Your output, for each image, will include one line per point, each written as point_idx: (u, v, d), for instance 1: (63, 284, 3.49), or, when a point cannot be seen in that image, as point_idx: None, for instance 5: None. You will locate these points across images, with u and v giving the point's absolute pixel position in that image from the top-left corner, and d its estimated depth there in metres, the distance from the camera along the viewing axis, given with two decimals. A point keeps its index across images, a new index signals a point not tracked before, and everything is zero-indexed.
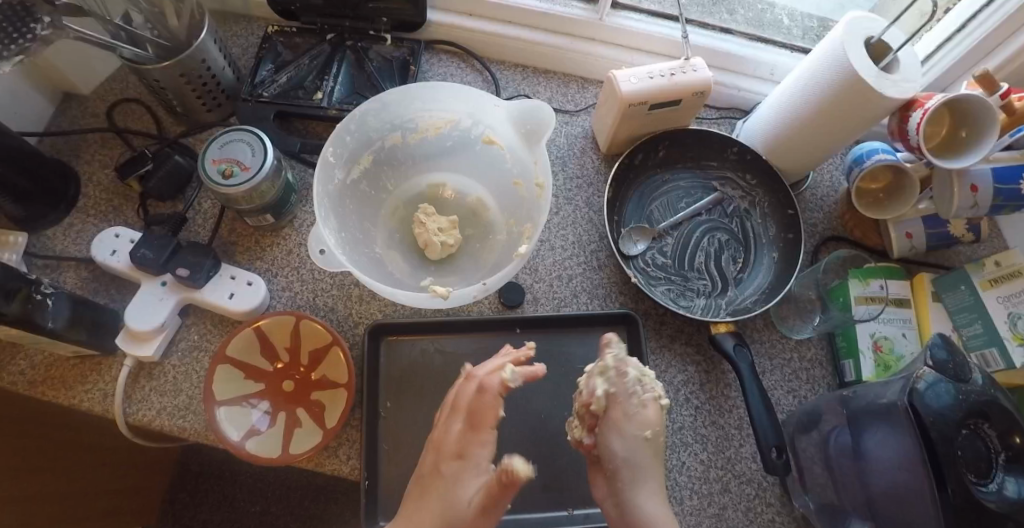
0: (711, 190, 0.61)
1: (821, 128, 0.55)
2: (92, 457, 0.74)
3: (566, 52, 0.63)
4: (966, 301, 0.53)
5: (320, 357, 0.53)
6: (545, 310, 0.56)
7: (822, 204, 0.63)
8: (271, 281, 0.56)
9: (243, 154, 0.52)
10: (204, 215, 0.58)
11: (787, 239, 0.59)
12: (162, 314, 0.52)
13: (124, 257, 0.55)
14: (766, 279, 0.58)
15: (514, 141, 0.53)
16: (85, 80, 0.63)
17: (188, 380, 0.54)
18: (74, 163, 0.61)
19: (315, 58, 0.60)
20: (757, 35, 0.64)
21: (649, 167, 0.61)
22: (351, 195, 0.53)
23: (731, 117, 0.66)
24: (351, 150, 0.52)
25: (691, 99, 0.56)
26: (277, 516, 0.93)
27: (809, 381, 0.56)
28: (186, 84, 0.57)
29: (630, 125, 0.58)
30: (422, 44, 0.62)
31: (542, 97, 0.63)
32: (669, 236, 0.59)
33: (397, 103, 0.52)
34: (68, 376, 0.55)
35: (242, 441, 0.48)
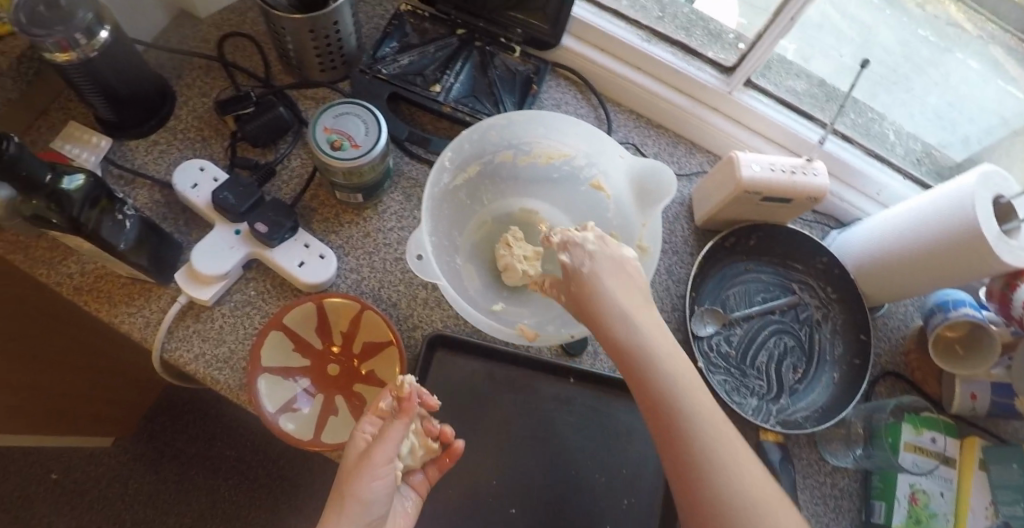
0: (790, 292, 0.60)
1: (917, 269, 0.54)
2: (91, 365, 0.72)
3: (689, 115, 0.60)
4: (1015, 478, 0.52)
5: (372, 350, 0.52)
6: (602, 367, 0.56)
7: (891, 337, 0.63)
8: (341, 259, 0.54)
9: (356, 130, 0.50)
10: (292, 173, 0.57)
11: (852, 365, 0.58)
12: (228, 264, 0.51)
13: (204, 194, 0.53)
14: (821, 398, 0.58)
15: (626, 195, 0.52)
16: (206, 5, 0.61)
17: (234, 333, 0.52)
18: (173, 81, 0.60)
19: (441, 49, 0.58)
20: (872, 150, 0.63)
21: (737, 253, 0.60)
22: (449, 201, 0.52)
23: (826, 224, 0.65)
24: (463, 158, 0.51)
25: (802, 201, 0.55)
26: (250, 468, 0.91)
27: (836, 511, 0.56)
28: (311, 39, 0.54)
29: (733, 207, 0.56)
30: (547, 66, 0.60)
31: (648, 151, 0.61)
32: (739, 327, 0.58)
33: (521, 124, 0.50)
34: (115, 293, 0.53)
35: (277, 415, 0.47)
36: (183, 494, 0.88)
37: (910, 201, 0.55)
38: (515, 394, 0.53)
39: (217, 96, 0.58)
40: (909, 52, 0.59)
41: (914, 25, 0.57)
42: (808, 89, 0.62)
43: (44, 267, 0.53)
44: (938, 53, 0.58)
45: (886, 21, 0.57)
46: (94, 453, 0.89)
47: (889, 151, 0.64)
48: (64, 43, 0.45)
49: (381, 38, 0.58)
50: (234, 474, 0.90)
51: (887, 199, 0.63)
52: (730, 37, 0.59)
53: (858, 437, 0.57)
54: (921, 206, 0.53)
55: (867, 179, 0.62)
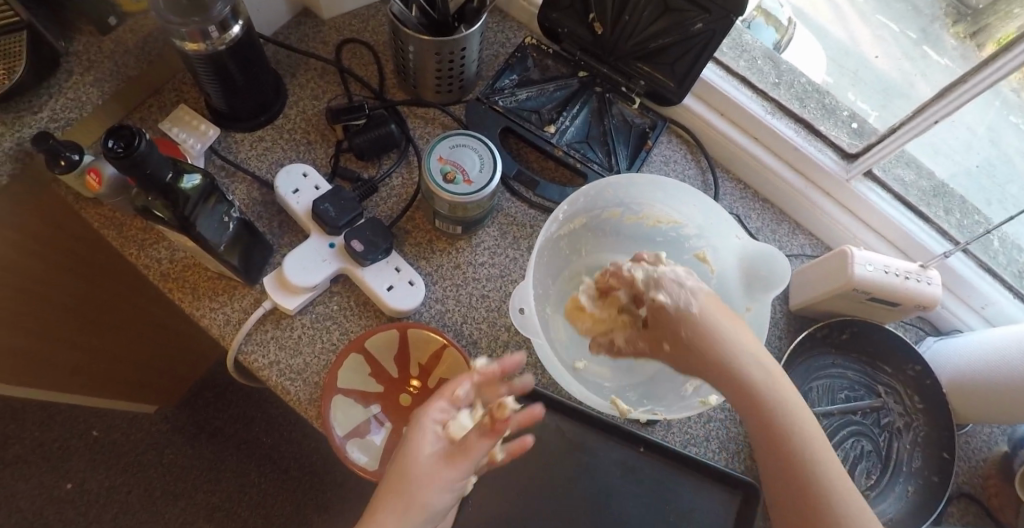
0: (875, 394, 0.58)
1: (1019, 400, 0.51)
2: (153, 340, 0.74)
3: (798, 194, 0.59)
4: None
5: (447, 387, 0.50)
6: (673, 442, 0.53)
7: (969, 456, 0.60)
8: (428, 288, 0.54)
9: (470, 165, 0.49)
10: (392, 192, 0.56)
11: (930, 481, 0.55)
12: (318, 277, 0.50)
13: (304, 201, 0.53)
14: (894, 511, 0.54)
15: (732, 272, 0.49)
16: (330, 7, 0.61)
17: (311, 346, 0.52)
18: (287, 79, 0.59)
19: (561, 89, 0.58)
20: (988, 266, 0.61)
21: (826, 344, 0.58)
22: (550, 250, 0.51)
23: (922, 328, 0.63)
24: (574, 210, 0.50)
25: (909, 307, 0.53)
26: (282, 457, 0.93)
27: None
28: (435, 61, 0.54)
29: (835, 302, 0.54)
30: (664, 122, 0.60)
31: (752, 225, 0.60)
32: (818, 422, 0.56)
33: (641, 186, 0.49)
34: (200, 286, 0.53)
35: (344, 441, 0.46)
36: (215, 473, 0.92)
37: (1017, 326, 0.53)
38: (582, 455, 0.52)
39: (330, 103, 0.58)
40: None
41: (1008, 112, 0.52)
42: (916, 180, 0.61)
43: (134, 249, 0.53)
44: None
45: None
46: (136, 417, 0.93)
47: (989, 257, 0.61)
48: (196, 33, 0.45)
49: (500, 70, 0.58)
50: (265, 462, 0.93)
51: (991, 315, 0.59)
52: (844, 115, 0.61)
53: None
54: None
55: (971, 291, 0.60)
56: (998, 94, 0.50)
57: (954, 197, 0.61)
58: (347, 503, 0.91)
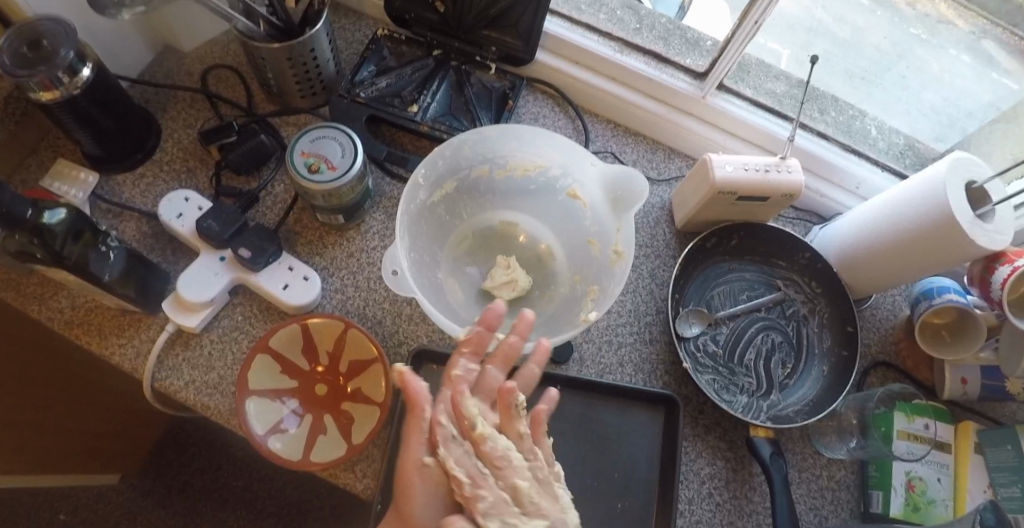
0: (775, 289, 0.61)
1: (904, 262, 0.54)
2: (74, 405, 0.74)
3: (662, 120, 0.63)
4: (1011, 460, 0.53)
5: (357, 369, 0.52)
6: (589, 373, 0.55)
7: (879, 327, 0.63)
8: (326, 280, 0.56)
9: (333, 153, 0.51)
10: (275, 198, 0.58)
11: (840, 356, 0.58)
12: (213, 291, 0.52)
13: (189, 223, 0.55)
14: (812, 390, 0.57)
15: (600, 200, 0.52)
16: (188, 39, 0.64)
17: (223, 359, 0.53)
18: (158, 116, 0.61)
19: (418, 70, 0.61)
20: (847, 145, 0.66)
21: (719, 252, 0.61)
22: (427, 217, 0.53)
23: (808, 221, 0.66)
24: (437, 174, 0.52)
25: (778, 198, 0.56)
26: (258, 497, 0.94)
27: (833, 504, 0.56)
28: (290, 68, 0.56)
29: (710, 208, 0.57)
30: (523, 81, 0.63)
31: (628, 159, 0.63)
32: (725, 326, 0.59)
33: (496, 139, 0.52)
34: (105, 326, 0.54)
35: (265, 438, 0.47)
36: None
37: (884, 194, 0.56)
38: None
39: (201, 127, 0.60)
40: (904, 52, 0.61)
41: (905, 25, 0.59)
42: (788, 90, 0.64)
43: (35, 305, 0.54)
44: (933, 56, 0.61)
45: (895, 35, 0.60)
46: (101, 491, 0.92)
47: (871, 147, 0.67)
48: (47, 82, 0.46)
49: (359, 63, 0.61)
50: (242, 505, 0.94)
51: (866, 193, 0.65)
52: (707, 45, 0.61)
53: (851, 428, 0.57)
54: (896, 198, 0.54)
55: (845, 174, 0.64)
56: (894, 11, 0.58)
57: (826, 97, 0.66)
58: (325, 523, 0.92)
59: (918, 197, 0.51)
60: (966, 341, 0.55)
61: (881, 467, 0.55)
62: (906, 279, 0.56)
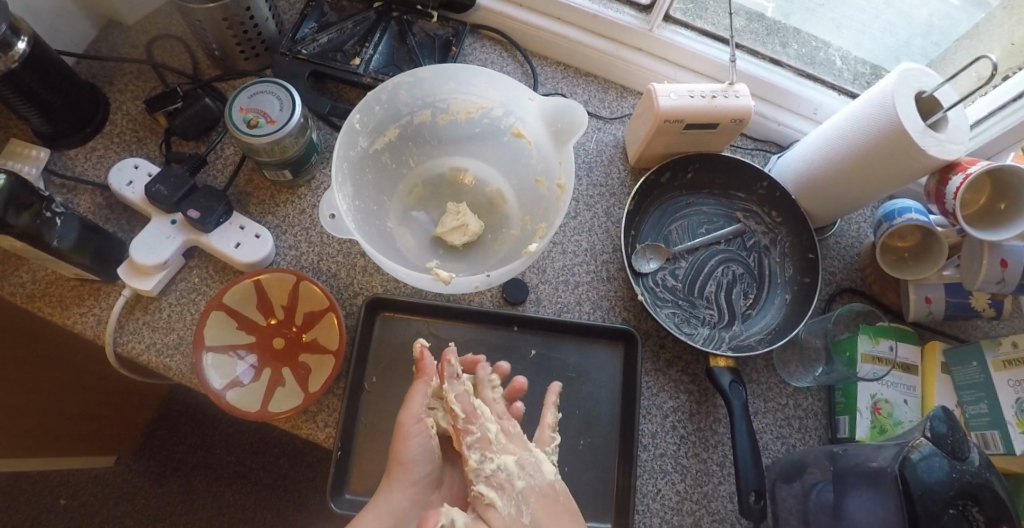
0: (734, 220, 0.61)
1: (860, 180, 0.53)
2: (64, 389, 0.75)
3: (610, 57, 0.63)
4: (975, 377, 0.52)
5: (312, 320, 0.52)
6: (546, 312, 0.56)
7: (845, 254, 0.62)
8: (279, 238, 0.56)
9: (271, 107, 0.51)
10: (225, 160, 0.59)
11: (803, 284, 0.58)
12: (165, 253, 0.52)
13: (139, 189, 0.55)
14: (775, 318, 0.57)
15: (543, 136, 0.52)
16: (131, 11, 0.63)
17: (182, 320, 0.53)
18: (106, 89, 0.61)
19: (359, 24, 0.61)
20: (805, 72, 0.65)
21: (675, 187, 0.60)
22: (371, 165, 0.53)
23: (767, 151, 0.65)
24: (376, 120, 0.52)
25: (728, 125, 0.55)
26: (251, 469, 0.96)
27: (801, 431, 0.55)
28: (227, 28, 0.56)
29: (660, 140, 0.56)
30: (466, 27, 0.63)
31: (578, 99, 0.63)
32: (684, 260, 0.58)
33: (432, 80, 0.52)
34: (65, 297, 0.54)
35: (223, 391, 0.48)
36: (193, 503, 0.94)
37: (838, 113, 0.54)
38: (462, 347, 0.53)
39: (147, 96, 0.60)
40: None
41: None
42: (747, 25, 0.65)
43: None
44: None
45: None
46: (99, 474, 0.94)
47: (835, 76, 0.66)
48: None
49: (299, 20, 0.61)
50: (237, 479, 0.96)
51: (823, 117, 0.64)
52: None
53: (817, 354, 0.57)
54: (848, 115, 0.52)
55: (801, 100, 0.63)
56: None
57: (787, 30, 0.66)
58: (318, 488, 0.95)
59: (867, 111, 0.49)
60: (931, 259, 0.54)
61: (847, 392, 0.54)
62: (866, 199, 0.55)
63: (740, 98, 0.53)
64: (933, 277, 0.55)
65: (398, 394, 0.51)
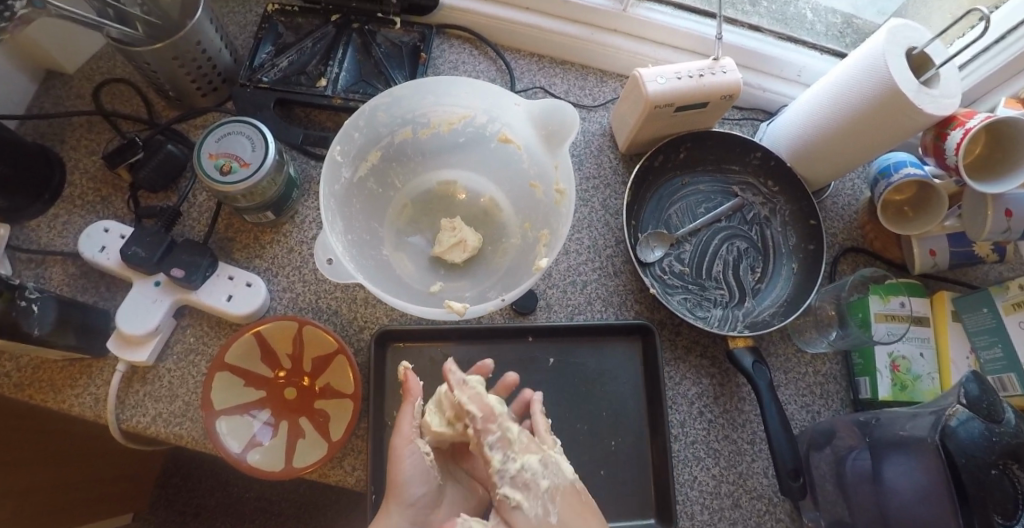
0: (732, 195, 0.60)
1: (856, 142, 0.52)
2: (65, 457, 0.73)
3: (585, 42, 0.61)
4: (987, 323, 0.52)
5: (321, 364, 0.51)
6: (558, 318, 0.54)
7: (843, 213, 0.62)
8: (271, 282, 0.54)
9: (242, 149, 0.48)
10: (200, 207, 0.55)
11: (808, 251, 0.57)
12: (155, 319, 0.50)
13: (114, 254, 0.51)
14: (785, 288, 0.57)
15: (533, 140, 0.50)
16: (70, 59, 0.59)
17: (184, 385, 0.51)
18: (58, 148, 0.57)
19: (319, 41, 0.57)
20: (784, 33, 0.63)
21: (668, 169, 0.59)
22: (358, 193, 0.50)
23: (756, 119, 0.64)
24: (357, 147, 0.50)
25: (718, 102, 0.53)
26: (272, 501, 0.95)
27: (824, 397, 0.56)
28: (179, 66, 0.52)
29: (651, 125, 0.55)
30: (432, 29, 0.60)
31: (559, 90, 0.61)
32: (688, 243, 0.58)
33: (410, 96, 0.49)
34: (57, 379, 0.51)
35: (242, 454, 0.46)
36: None
37: (826, 76, 0.53)
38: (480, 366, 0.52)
39: (105, 150, 0.56)
40: None
41: None
42: None
43: None
44: None
45: None
46: None
47: (807, 31, 0.64)
48: None
49: (255, 45, 0.57)
50: (259, 513, 0.95)
51: (807, 79, 0.63)
52: None
53: (831, 320, 0.57)
54: (838, 78, 0.50)
55: (783, 63, 0.62)
56: None
57: None
58: (342, 510, 0.94)
59: (857, 73, 0.48)
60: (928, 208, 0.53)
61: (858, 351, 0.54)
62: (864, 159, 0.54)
63: (728, 72, 0.52)
64: (935, 229, 0.55)
65: None
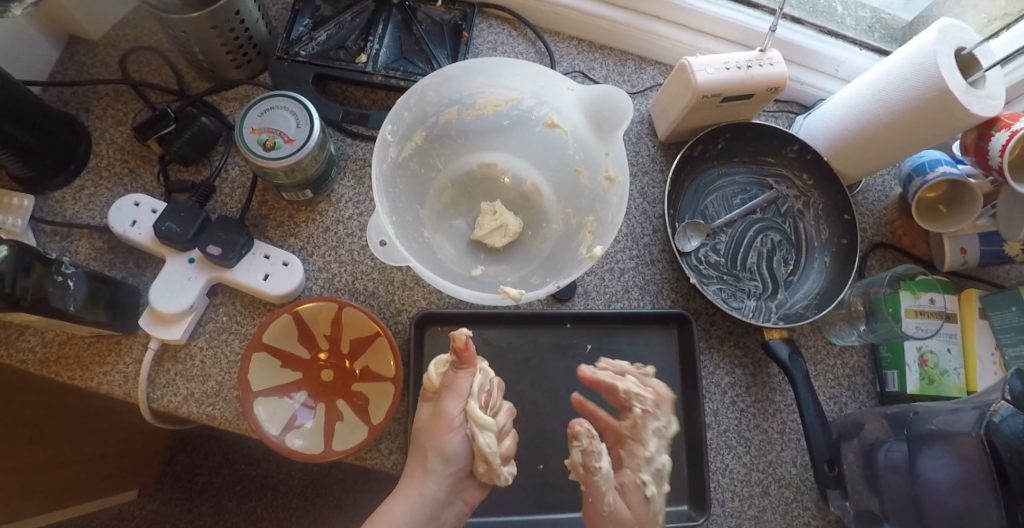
0: (767, 187, 0.60)
1: (896, 139, 0.52)
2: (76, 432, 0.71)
3: (626, 28, 0.60)
4: (1016, 321, 0.53)
5: (360, 346, 0.50)
6: (596, 305, 0.54)
7: (873, 209, 0.63)
8: (306, 261, 0.53)
9: (286, 124, 0.46)
10: (232, 183, 0.54)
11: (841, 245, 0.58)
12: (190, 296, 0.49)
13: (146, 229, 0.50)
14: (818, 281, 0.58)
15: (581, 126, 0.49)
16: (96, 24, 0.56)
17: (217, 365, 0.50)
18: (83, 117, 0.55)
19: (358, 15, 0.56)
20: (821, 27, 0.63)
21: (706, 159, 0.59)
22: (402, 174, 0.50)
23: (791, 112, 0.65)
24: (404, 126, 0.49)
25: (763, 94, 0.53)
26: (280, 480, 0.95)
27: (851, 389, 0.57)
28: (216, 36, 0.50)
29: (694, 114, 0.55)
30: (474, 8, 0.58)
31: (598, 75, 0.61)
32: (723, 234, 0.58)
33: (459, 77, 0.49)
34: (84, 357, 0.50)
35: (282, 437, 0.45)
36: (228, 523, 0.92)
37: (869, 72, 0.53)
38: (519, 352, 0.52)
39: (133, 120, 0.54)
40: None
41: None
42: None
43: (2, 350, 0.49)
44: None
45: None
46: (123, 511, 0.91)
47: (838, 24, 0.65)
48: None
49: (292, 18, 0.55)
50: (266, 492, 0.95)
51: (844, 74, 0.63)
52: None
53: (860, 314, 0.58)
54: (883, 74, 0.51)
55: (821, 57, 0.63)
56: None
57: None
58: (349, 490, 0.94)
59: (904, 70, 0.48)
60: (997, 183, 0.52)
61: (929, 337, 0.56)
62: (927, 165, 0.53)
63: (777, 64, 0.51)
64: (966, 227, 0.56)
65: None
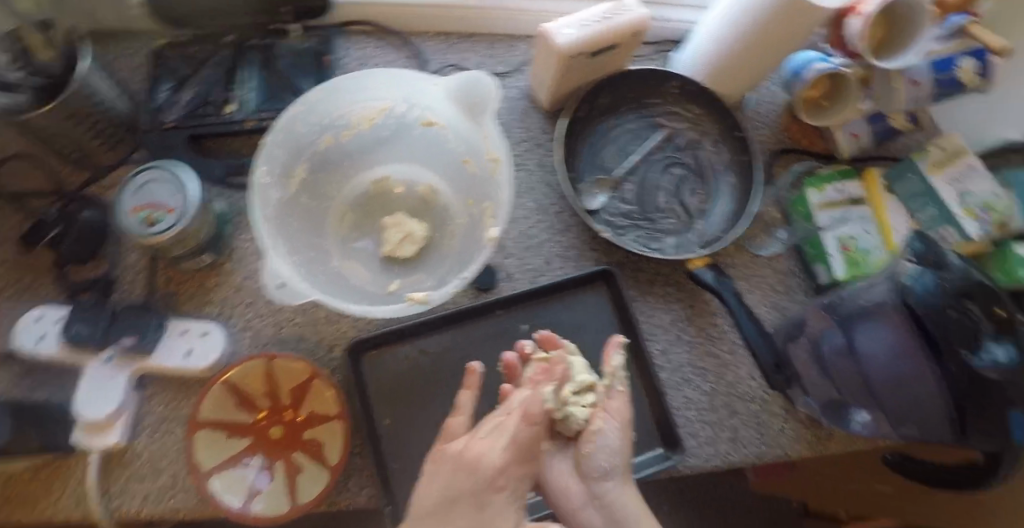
0: (659, 127, 0.61)
1: (765, 47, 0.53)
2: None
3: (484, 11, 0.60)
4: (918, 187, 0.55)
5: (301, 394, 0.50)
6: (522, 286, 0.55)
7: (766, 120, 0.64)
8: (227, 326, 0.52)
9: (161, 197, 0.46)
10: (133, 269, 0.53)
11: (742, 162, 0.59)
12: (117, 395, 0.48)
13: (53, 342, 0.49)
14: (727, 201, 0.59)
15: (454, 117, 0.50)
16: None
17: (166, 457, 0.49)
18: None
19: (218, 67, 0.55)
20: None
21: (594, 115, 0.60)
22: (294, 212, 0.49)
23: (667, 48, 0.65)
24: (282, 165, 0.48)
25: (628, 40, 0.54)
26: None
27: (787, 291, 0.58)
28: (73, 129, 0.49)
29: (568, 76, 0.55)
30: (331, 31, 0.58)
31: (470, 63, 0.61)
32: (628, 183, 0.59)
33: (323, 102, 0.48)
34: (28, 488, 0.48)
35: (243, 508, 0.45)
36: None
37: None
38: (459, 353, 0.52)
39: (16, 237, 0.53)
40: None
41: None
42: None
43: None
44: None
45: None
46: None
47: None
48: None
49: (152, 84, 0.55)
50: None
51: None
52: None
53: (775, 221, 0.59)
54: None
55: None
56: None
57: None
58: None
59: None
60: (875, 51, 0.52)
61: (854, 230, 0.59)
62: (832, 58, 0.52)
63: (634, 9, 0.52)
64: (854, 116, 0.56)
65: (415, 426, 0.49)
